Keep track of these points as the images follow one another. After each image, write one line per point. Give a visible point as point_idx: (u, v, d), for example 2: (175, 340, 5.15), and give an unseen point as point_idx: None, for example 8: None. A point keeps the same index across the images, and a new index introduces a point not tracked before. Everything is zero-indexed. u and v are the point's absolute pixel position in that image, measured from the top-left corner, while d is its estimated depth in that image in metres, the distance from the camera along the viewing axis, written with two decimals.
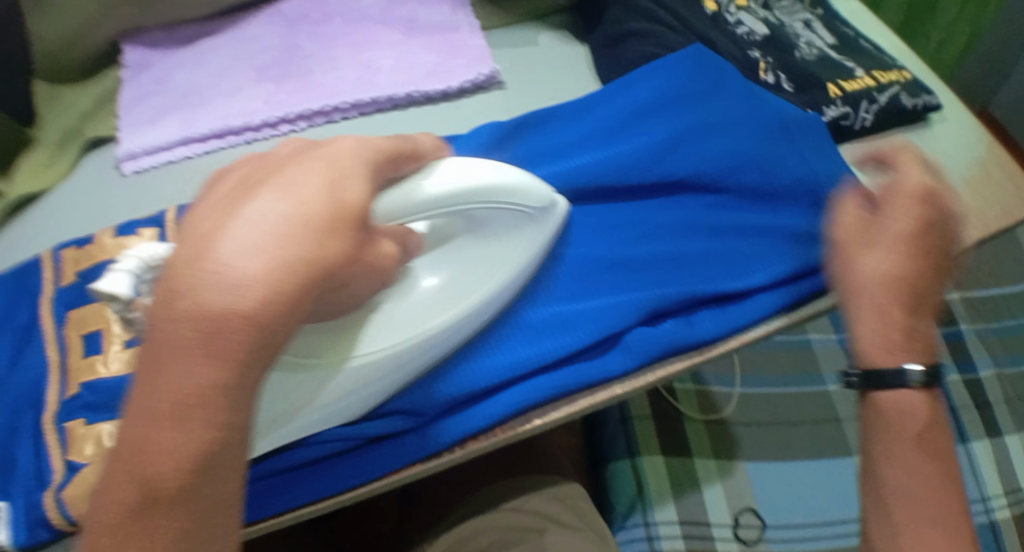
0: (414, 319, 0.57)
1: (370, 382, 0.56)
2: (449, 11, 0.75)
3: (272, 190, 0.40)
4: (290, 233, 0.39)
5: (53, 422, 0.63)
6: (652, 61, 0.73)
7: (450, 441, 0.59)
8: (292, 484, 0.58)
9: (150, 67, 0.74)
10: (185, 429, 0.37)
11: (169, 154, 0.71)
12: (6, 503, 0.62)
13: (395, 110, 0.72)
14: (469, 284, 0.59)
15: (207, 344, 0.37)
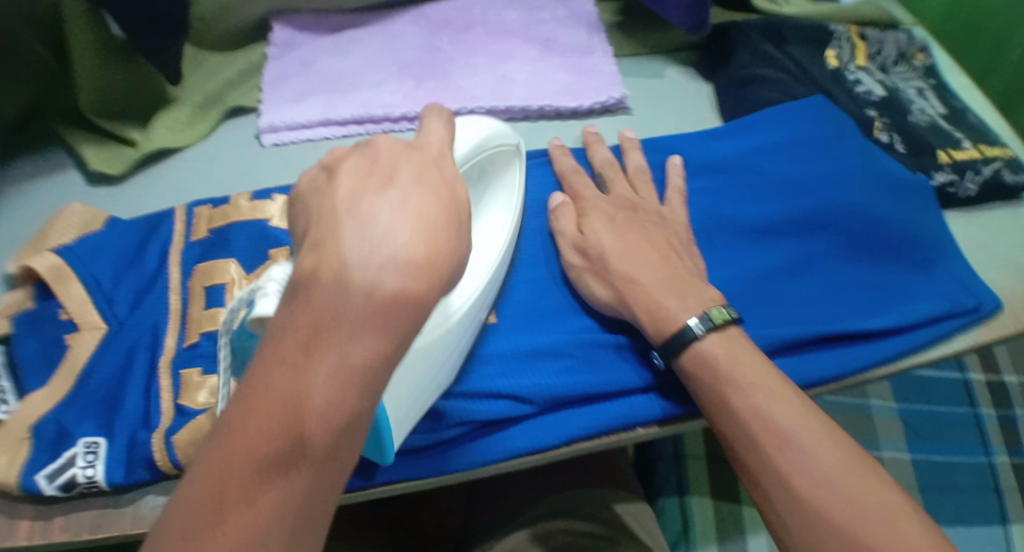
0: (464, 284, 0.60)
1: (443, 353, 0.57)
2: (586, 34, 0.78)
3: (406, 187, 0.47)
4: (434, 214, 0.46)
5: (170, 366, 0.65)
6: (774, 107, 0.76)
7: (550, 439, 0.62)
8: (398, 459, 0.62)
9: (296, 48, 0.78)
10: (267, 474, 0.42)
11: (309, 132, 0.75)
12: (108, 439, 0.63)
13: (525, 121, 0.76)
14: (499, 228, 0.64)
15: (308, 397, 0.43)
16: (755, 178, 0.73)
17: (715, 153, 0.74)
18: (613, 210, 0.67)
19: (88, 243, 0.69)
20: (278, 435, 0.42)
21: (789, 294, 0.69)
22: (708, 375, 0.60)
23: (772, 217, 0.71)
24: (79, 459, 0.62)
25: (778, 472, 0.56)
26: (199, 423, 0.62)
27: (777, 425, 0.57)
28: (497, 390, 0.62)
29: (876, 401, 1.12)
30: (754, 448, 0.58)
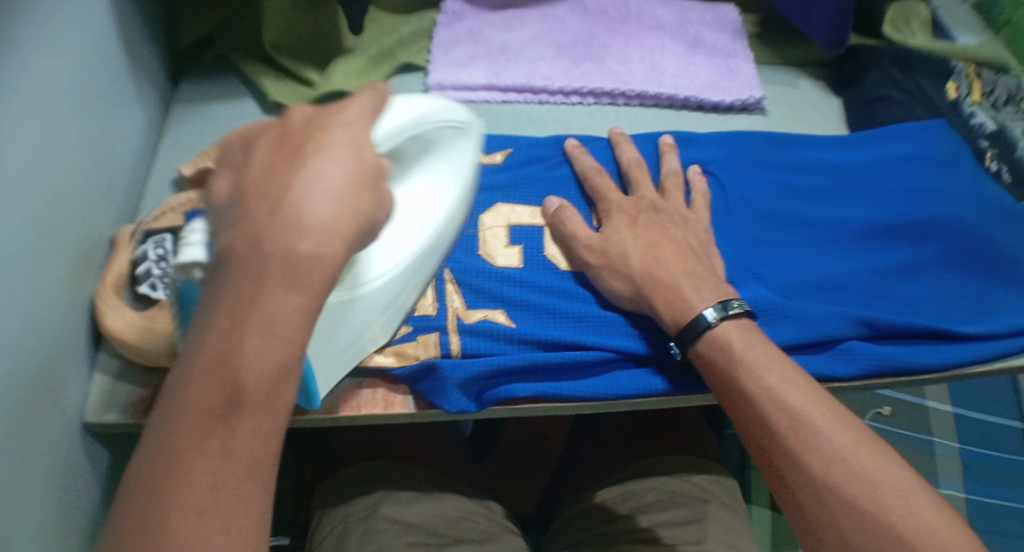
0: (381, 260, 0.61)
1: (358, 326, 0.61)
2: (729, 39, 0.85)
3: (323, 155, 0.46)
4: (346, 188, 0.45)
5: None
6: (897, 124, 0.83)
7: (617, 390, 0.66)
8: (475, 389, 0.65)
9: (465, 18, 0.85)
10: (210, 462, 0.43)
11: (472, 94, 0.81)
12: None
13: (670, 109, 0.82)
14: (436, 205, 0.64)
15: (213, 373, 0.43)
16: (876, 184, 0.79)
17: (839, 156, 0.80)
18: (634, 212, 0.70)
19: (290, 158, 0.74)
20: (210, 397, 0.43)
21: (899, 292, 0.75)
22: (722, 361, 0.62)
23: (889, 221, 0.77)
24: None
25: (791, 452, 0.58)
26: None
27: (789, 406, 0.59)
28: (562, 339, 0.67)
29: (939, 439, 1.14)
30: (769, 431, 0.60)
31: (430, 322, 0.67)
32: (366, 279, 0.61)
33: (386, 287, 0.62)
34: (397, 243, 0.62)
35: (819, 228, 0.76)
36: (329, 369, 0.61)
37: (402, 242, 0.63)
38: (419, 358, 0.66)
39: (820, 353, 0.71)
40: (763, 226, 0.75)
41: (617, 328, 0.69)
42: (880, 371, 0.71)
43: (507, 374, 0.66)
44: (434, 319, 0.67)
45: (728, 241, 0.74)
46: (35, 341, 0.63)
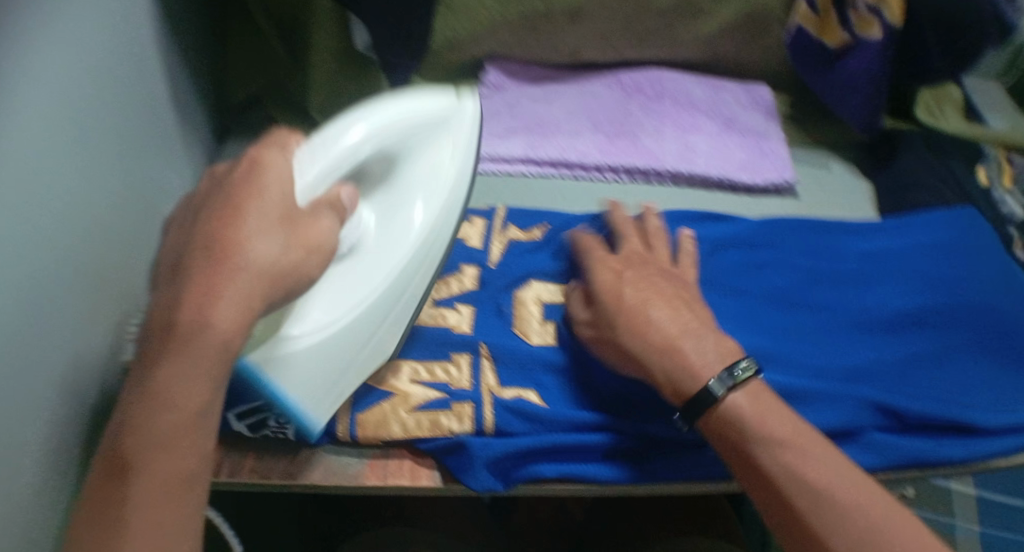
0: (344, 289, 0.63)
1: (331, 363, 0.61)
2: (764, 119, 0.86)
3: (255, 213, 0.51)
4: (286, 246, 0.52)
5: None
6: (928, 211, 0.83)
7: (643, 474, 0.67)
8: (502, 467, 0.66)
9: (504, 90, 0.87)
10: (166, 489, 0.49)
11: (509, 166, 0.83)
12: None
13: (703, 188, 0.84)
14: (411, 218, 0.65)
15: (172, 424, 0.48)
16: (904, 272, 0.80)
17: (865, 243, 0.81)
18: (644, 273, 0.70)
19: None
20: (165, 440, 0.48)
21: (924, 381, 0.74)
22: (736, 432, 0.61)
23: (913, 310, 0.77)
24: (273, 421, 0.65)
25: (813, 530, 0.58)
26: (384, 406, 0.67)
27: (807, 479, 0.59)
28: (593, 420, 0.67)
29: (961, 523, 1.13)
30: (793, 510, 0.59)
31: (460, 397, 0.68)
32: (307, 322, 0.61)
33: (331, 328, 0.61)
34: (350, 284, 0.63)
35: (843, 318, 0.76)
36: (310, 396, 0.61)
37: (359, 282, 0.63)
38: (451, 432, 0.66)
39: (842, 444, 0.70)
40: (788, 312, 0.76)
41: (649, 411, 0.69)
42: (903, 463, 0.71)
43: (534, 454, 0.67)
44: (465, 393, 0.68)
45: (720, 312, 0.75)
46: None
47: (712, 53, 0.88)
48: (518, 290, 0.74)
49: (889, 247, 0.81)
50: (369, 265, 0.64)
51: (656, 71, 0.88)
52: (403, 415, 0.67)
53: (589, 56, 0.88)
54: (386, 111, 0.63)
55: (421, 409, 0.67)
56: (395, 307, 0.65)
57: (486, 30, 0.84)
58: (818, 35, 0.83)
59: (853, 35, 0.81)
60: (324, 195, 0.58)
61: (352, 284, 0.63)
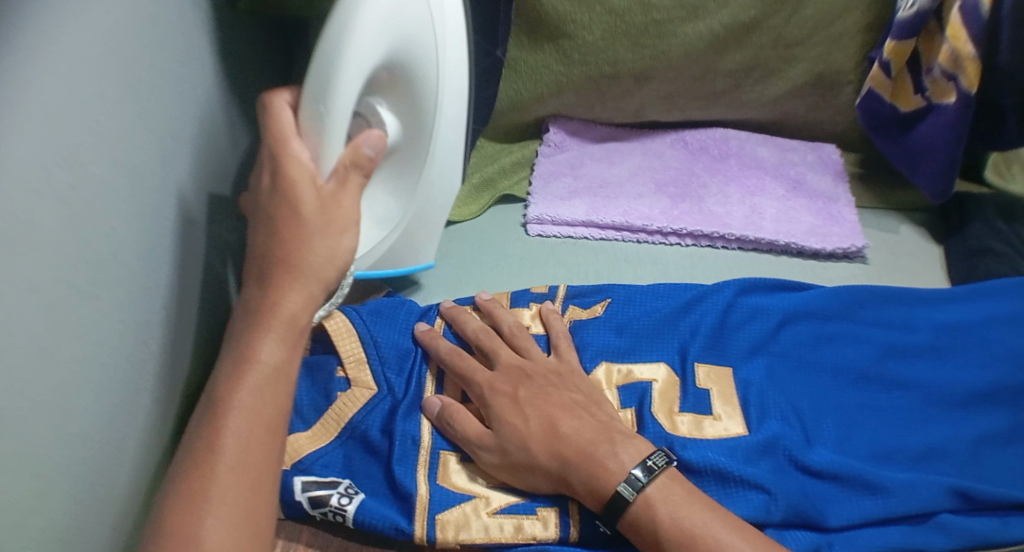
0: (397, 203, 0.70)
1: (411, 253, 0.74)
2: (832, 182, 0.85)
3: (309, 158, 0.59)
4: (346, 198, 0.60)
5: (430, 446, 0.68)
6: (1000, 278, 0.80)
7: None
8: None
9: (567, 150, 0.86)
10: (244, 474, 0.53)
11: (571, 230, 0.83)
12: (363, 493, 0.67)
13: (770, 253, 0.82)
14: (434, 107, 0.65)
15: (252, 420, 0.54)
16: (976, 346, 0.78)
17: (936, 314, 0.79)
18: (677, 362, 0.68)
19: (549, 363, 0.70)
20: (248, 428, 0.54)
21: (996, 463, 0.72)
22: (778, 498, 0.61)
23: (984, 385, 0.75)
24: (342, 487, 0.67)
25: None
26: (464, 508, 0.65)
27: None
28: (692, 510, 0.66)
29: None
30: None
31: (547, 500, 0.66)
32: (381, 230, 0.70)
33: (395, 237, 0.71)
34: (402, 182, 0.69)
35: (912, 393, 0.75)
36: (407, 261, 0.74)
37: (402, 191, 0.69)
38: (535, 539, 0.65)
39: (913, 526, 0.68)
40: (858, 388, 0.75)
41: (738, 488, 0.66)
42: (973, 545, 0.68)
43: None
44: (548, 497, 0.66)
45: (755, 375, 0.73)
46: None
47: (778, 112, 0.88)
48: (588, 372, 0.72)
49: (961, 316, 0.79)
50: (401, 168, 0.69)
51: (721, 131, 0.88)
52: (485, 518, 0.65)
53: (652, 116, 0.87)
54: (358, 54, 0.57)
55: (504, 512, 0.65)
56: (442, 191, 0.72)
57: (550, 93, 0.84)
58: (891, 100, 0.82)
59: (928, 101, 0.80)
60: (343, 151, 0.60)
61: (389, 207, 0.70)
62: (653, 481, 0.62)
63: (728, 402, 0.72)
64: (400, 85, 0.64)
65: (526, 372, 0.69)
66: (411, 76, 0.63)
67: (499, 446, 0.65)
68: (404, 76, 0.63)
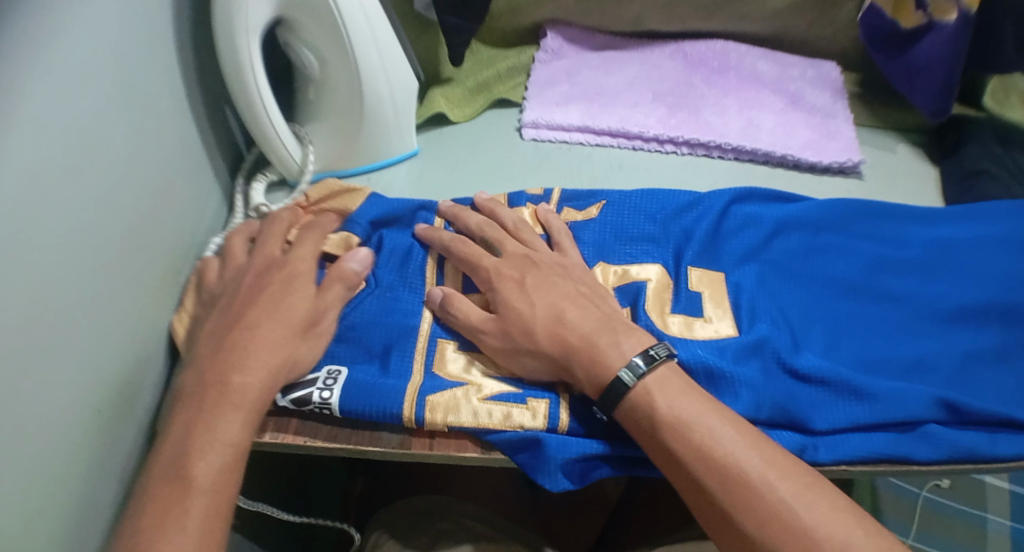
0: (339, 108, 0.76)
1: (375, 139, 0.79)
2: (830, 98, 0.85)
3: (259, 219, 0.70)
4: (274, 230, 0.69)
5: (428, 334, 0.67)
6: (995, 200, 0.80)
7: None
8: (581, 465, 0.63)
9: (564, 57, 0.85)
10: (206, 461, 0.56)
11: (566, 135, 0.82)
12: (347, 373, 0.65)
13: (765, 165, 0.81)
14: (330, 20, 0.70)
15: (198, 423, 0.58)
16: (971, 266, 0.77)
17: (928, 233, 0.78)
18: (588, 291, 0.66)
19: (553, 256, 0.69)
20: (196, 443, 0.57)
21: (985, 379, 0.71)
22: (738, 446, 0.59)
23: (976, 304, 0.74)
24: (319, 381, 0.64)
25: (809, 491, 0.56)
26: (457, 392, 0.64)
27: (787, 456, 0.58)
28: None
29: (994, 516, 1.09)
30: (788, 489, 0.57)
31: (537, 392, 0.65)
32: (328, 131, 0.78)
33: (340, 133, 0.78)
34: (336, 92, 0.76)
35: (902, 305, 0.74)
36: (378, 151, 0.80)
37: (340, 95, 0.76)
38: (523, 427, 0.63)
39: (901, 435, 0.67)
40: (849, 299, 0.74)
41: (727, 387, 0.66)
42: (959, 457, 0.67)
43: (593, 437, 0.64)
44: (539, 389, 0.65)
45: (747, 280, 0.73)
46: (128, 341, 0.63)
47: (778, 27, 0.87)
48: (589, 269, 0.72)
49: (957, 236, 0.78)
50: (335, 96, 0.76)
51: (721, 43, 0.87)
52: (476, 404, 0.63)
53: (652, 26, 0.87)
54: (243, 16, 0.68)
55: (496, 399, 0.64)
56: (387, 90, 0.76)
57: None
58: (892, 14, 0.81)
59: (929, 18, 0.79)
60: (256, 88, 0.72)
61: (339, 123, 0.77)
62: (653, 372, 0.60)
63: (720, 305, 0.71)
64: (304, 21, 0.71)
65: (531, 259, 0.68)
66: (311, 9, 0.70)
67: (500, 329, 0.64)
68: (305, 8, 0.70)
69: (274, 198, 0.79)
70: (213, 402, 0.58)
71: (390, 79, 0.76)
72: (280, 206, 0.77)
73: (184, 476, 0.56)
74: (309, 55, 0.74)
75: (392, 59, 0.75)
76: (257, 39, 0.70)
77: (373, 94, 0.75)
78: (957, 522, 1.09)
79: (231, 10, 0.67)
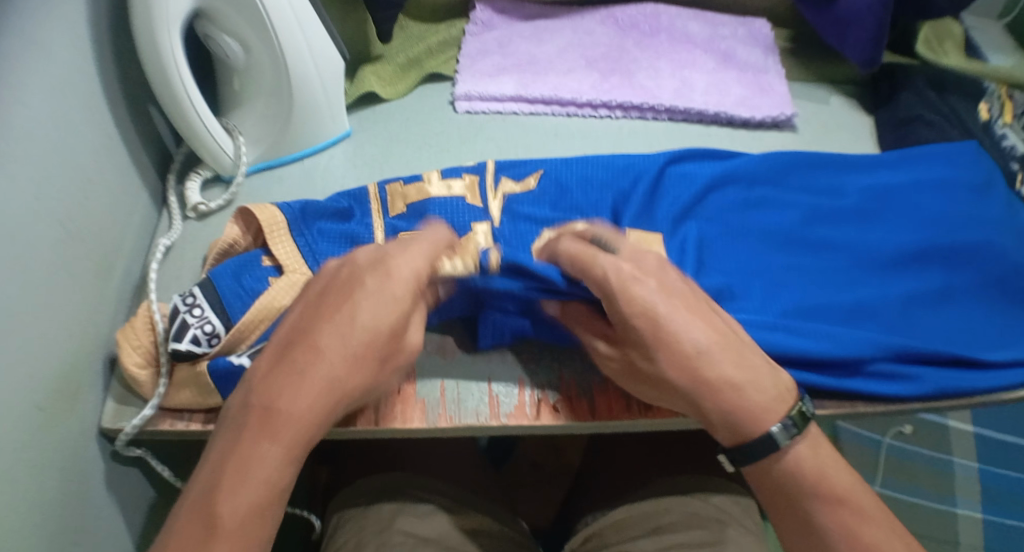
0: (269, 91, 0.76)
1: (307, 120, 0.78)
2: (762, 54, 0.85)
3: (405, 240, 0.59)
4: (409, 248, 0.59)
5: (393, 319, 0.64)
6: (928, 144, 0.81)
7: None
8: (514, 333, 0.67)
9: (494, 29, 0.85)
10: (240, 494, 0.53)
11: (500, 106, 0.81)
12: None
13: (699, 124, 0.81)
14: (250, 5, 0.70)
15: (245, 454, 0.54)
16: (910, 209, 0.77)
17: (866, 180, 0.79)
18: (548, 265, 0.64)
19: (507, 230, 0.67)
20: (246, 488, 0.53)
21: (926, 319, 0.72)
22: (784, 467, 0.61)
23: (916, 246, 0.75)
24: None
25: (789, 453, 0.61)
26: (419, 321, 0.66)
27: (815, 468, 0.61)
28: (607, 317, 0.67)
29: (959, 459, 1.10)
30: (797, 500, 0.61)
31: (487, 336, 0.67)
32: (255, 115, 0.77)
33: (268, 116, 0.77)
34: (263, 75, 0.75)
35: (841, 251, 0.74)
36: (311, 133, 0.79)
37: (268, 78, 0.75)
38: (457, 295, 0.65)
39: (839, 375, 0.68)
40: (786, 250, 0.74)
41: None
42: (904, 396, 0.68)
43: (528, 396, 0.66)
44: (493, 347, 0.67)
45: (686, 237, 0.72)
46: (59, 332, 0.63)
47: None
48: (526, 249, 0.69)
49: (896, 181, 0.78)
50: (261, 80, 0.75)
51: (652, 6, 0.87)
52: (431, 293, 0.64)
53: None
54: (164, 8, 0.67)
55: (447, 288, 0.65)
56: (316, 71, 0.76)
57: None
58: None
59: None
60: (181, 78, 0.71)
61: (270, 108, 0.77)
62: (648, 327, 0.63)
63: None
64: (222, 8, 0.70)
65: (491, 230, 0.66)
66: None
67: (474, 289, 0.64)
68: None
69: (210, 195, 0.79)
70: (256, 430, 0.54)
71: (317, 60, 0.76)
72: (218, 203, 0.78)
73: (211, 518, 0.53)
74: (231, 42, 0.73)
75: (318, 39, 0.75)
76: (178, 32, 0.69)
77: (302, 76, 0.75)
78: (923, 468, 1.10)
79: (149, 5, 0.67)
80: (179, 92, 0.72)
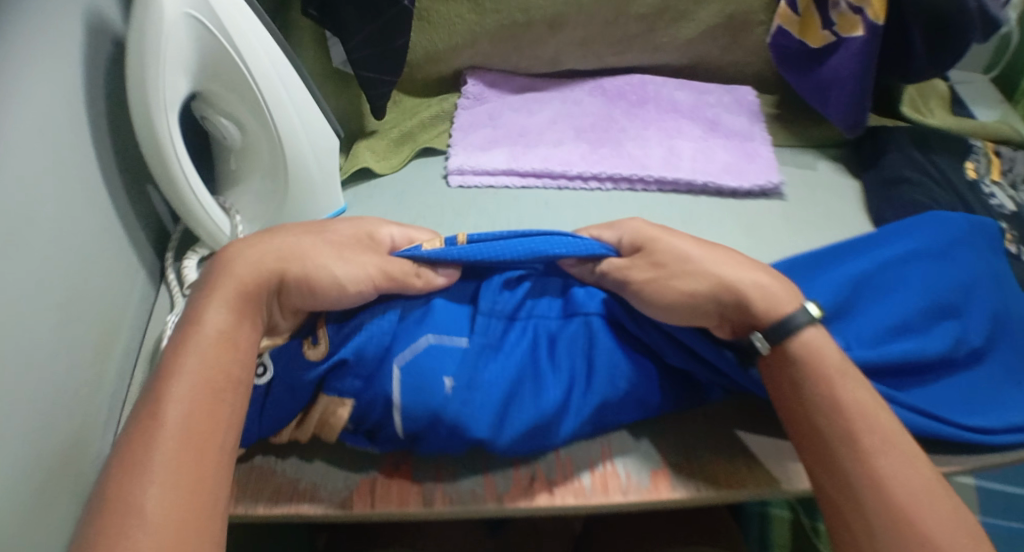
0: (264, 167, 0.77)
1: (303, 196, 0.79)
2: (748, 121, 0.87)
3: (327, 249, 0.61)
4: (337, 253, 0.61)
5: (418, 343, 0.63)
6: (922, 206, 0.80)
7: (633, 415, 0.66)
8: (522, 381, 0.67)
9: (486, 101, 0.87)
10: (152, 483, 0.50)
11: (492, 179, 0.83)
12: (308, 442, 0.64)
13: (689, 194, 0.83)
14: (245, 86, 0.72)
15: (152, 439, 0.52)
16: (914, 271, 0.73)
17: (859, 265, 0.73)
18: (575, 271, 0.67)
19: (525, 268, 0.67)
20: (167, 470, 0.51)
21: (927, 385, 0.69)
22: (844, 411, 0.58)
23: (926, 307, 0.70)
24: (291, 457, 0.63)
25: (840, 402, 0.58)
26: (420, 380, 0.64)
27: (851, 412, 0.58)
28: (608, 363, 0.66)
29: None
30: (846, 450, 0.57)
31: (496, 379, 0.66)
32: (250, 193, 0.79)
33: (264, 194, 0.79)
34: (258, 153, 0.76)
35: (846, 314, 0.70)
36: (303, 210, 0.80)
37: (265, 157, 0.76)
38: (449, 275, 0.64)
39: None
40: None
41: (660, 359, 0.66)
42: None
43: (522, 475, 0.64)
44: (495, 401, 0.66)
45: None
46: (63, 418, 0.64)
47: (693, 55, 0.89)
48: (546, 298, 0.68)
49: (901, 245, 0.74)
50: (258, 157, 0.77)
51: (638, 76, 0.89)
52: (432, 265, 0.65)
53: (569, 64, 0.89)
54: (161, 95, 0.68)
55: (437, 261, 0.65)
56: (311, 147, 0.77)
57: (467, 42, 0.85)
58: (800, 36, 0.84)
59: (837, 35, 0.82)
60: (179, 162, 0.72)
61: (266, 185, 0.78)
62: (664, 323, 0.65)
63: None
64: (218, 89, 0.72)
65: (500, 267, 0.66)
66: (226, 77, 0.71)
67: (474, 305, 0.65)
68: (219, 77, 0.71)
69: None
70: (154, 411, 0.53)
71: (312, 137, 0.77)
72: None
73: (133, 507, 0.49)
74: (226, 123, 0.75)
75: (312, 116, 0.77)
76: (174, 115, 0.70)
77: (297, 153, 0.76)
78: None
79: (146, 92, 0.68)
80: (176, 174, 0.72)
